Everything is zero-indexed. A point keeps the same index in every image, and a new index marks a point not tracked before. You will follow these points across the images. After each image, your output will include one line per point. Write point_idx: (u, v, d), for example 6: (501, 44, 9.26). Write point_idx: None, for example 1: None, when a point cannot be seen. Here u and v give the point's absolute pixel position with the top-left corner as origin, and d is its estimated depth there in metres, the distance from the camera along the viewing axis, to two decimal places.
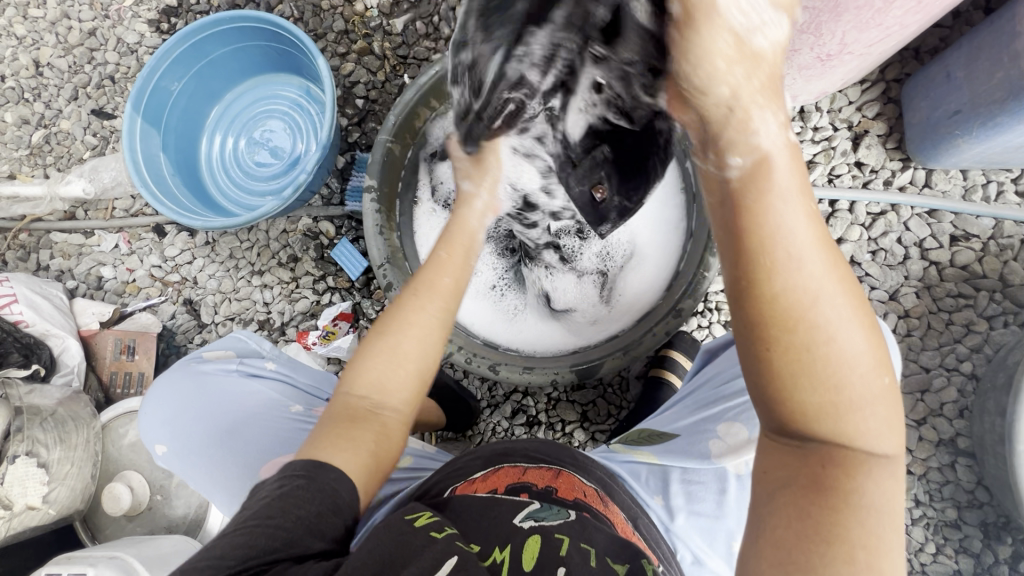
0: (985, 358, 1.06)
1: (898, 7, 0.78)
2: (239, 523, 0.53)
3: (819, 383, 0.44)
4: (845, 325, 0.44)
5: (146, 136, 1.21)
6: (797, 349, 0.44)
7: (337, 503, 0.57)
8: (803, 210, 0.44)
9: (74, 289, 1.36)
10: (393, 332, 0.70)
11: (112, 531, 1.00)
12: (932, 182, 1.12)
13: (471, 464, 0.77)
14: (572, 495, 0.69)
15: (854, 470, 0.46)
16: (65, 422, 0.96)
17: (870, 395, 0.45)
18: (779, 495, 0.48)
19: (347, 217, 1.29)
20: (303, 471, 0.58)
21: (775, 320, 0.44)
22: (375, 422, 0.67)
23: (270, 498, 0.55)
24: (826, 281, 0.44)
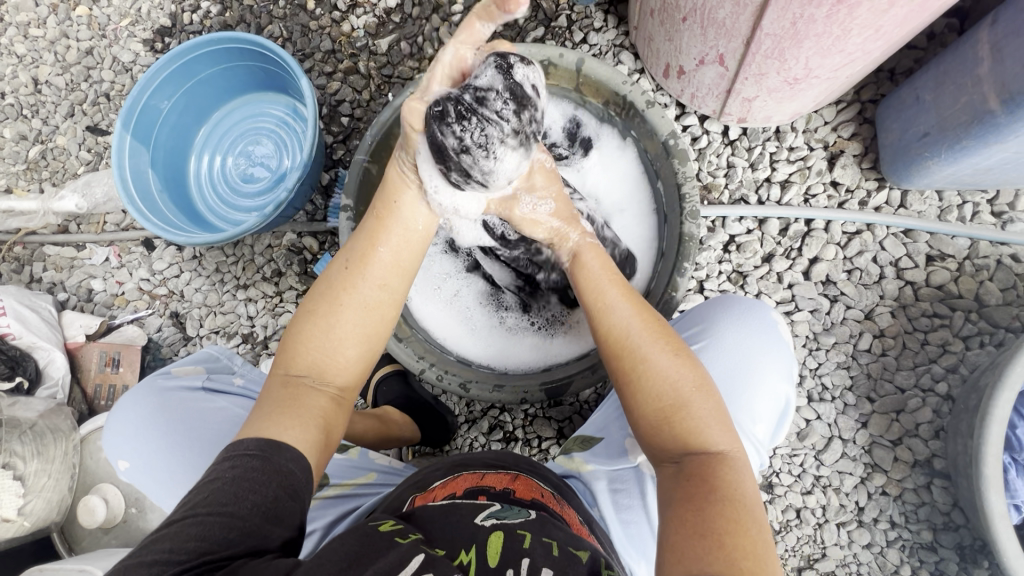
0: (960, 378, 1.06)
1: (857, 35, 0.79)
2: (191, 509, 0.54)
3: (650, 394, 0.70)
4: (655, 353, 0.72)
5: (135, 153, 1.24)
6: (628, 370, 0.72)
7: (292, 486, 0.58)
8: (617, 291, 0.80)
9: (65, 301, 1.39)
10: (330, 305, 0.74)
11: (88, 543, 1.02)
12: (907, 202, 1.13)
13: (429, 475, 0.75)
14: (530, 495, 0.70)
15: (710, 465, 0.64)
16: (44, 435, 0.99)
17: (693, 402, 0.68)
18: (671, 493, 0.64)
19: (330, 233, 1.31)
20: (257, 451, 0.59)
21: (615, 359, 0.75)
22: (314, 399, 0.69)
23: (221, 487, 0.56)
24: (638, 330, 0.75)
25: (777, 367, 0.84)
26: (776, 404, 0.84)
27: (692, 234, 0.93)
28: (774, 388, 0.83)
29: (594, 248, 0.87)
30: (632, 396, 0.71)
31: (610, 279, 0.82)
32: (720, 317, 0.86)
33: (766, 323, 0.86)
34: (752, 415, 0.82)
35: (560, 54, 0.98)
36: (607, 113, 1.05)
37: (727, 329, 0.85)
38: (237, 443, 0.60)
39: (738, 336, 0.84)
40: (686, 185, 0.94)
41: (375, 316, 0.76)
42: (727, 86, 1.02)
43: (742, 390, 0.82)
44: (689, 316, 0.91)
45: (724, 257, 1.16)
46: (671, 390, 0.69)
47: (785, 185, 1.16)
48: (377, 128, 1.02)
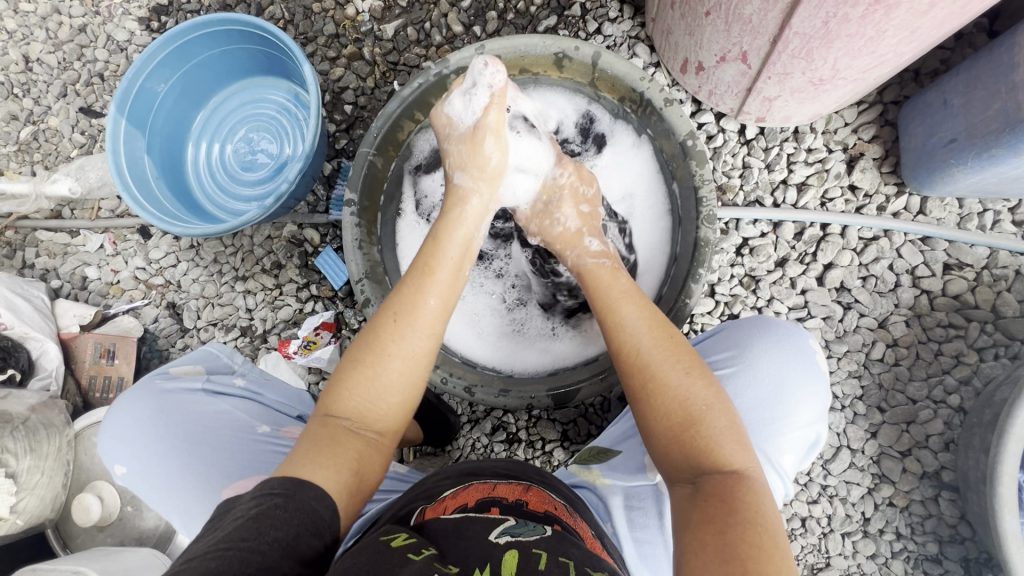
0: (973, 391, 1.04)
1: (891, 36, 0.75)
2: (211, 544, 0.51)
3: (663, 413, 0.67)
4: (668, 369, 0.70)
5: (130, 138, 1.19)
6: (640, 388, 0.70)
7: (316, 523, 0.57)
8: (632, 303, 0.79)
9: (58, 289, 1.35)
10: (375, 355, 0.71)
11: (83, 540, 1.00)
12: (926, 209, 1.09)
13: (439, 484, 0.74)
14: (543, 508, 0.68)
15: (729, 488, 0.60)
16: (37, 431, 0.96)
17: (706, 418, 0.65)
18: (685, 529, 0.60)
19: (332, 225, 1.28)
20: (282, 490, 0.58)
21: (627, 376, 0.72)
22: (355, 444, 0.67)
23: (244, 521, 0.54)
24: (649, 345, 0.73)
25: (812, 399, 0.82)
26: (806, 437, 0.82)
27: (709, 240, 0.90)
28: (805, 412, 0.81)
29: (609, 264, 0.87)
30: (643, 414, 0.69)
31: (624, 294, 0.81)
32: (756, 343, 0.85)
33: (803, 351, 0.84)
34: (781, 446, 0.80)
35: (575, 47, 0.94)
36: (622, 110, 1.01)
37: (762, 355, 0.84)
38: (263, 481, 0.59)
39: (773, 364, 0.83)
40: (704, 188, 0.91)
41: (420, 366, 0.73)
42: (747, 85, 0.98)
43: (774, 420, 0.81)
44: (722, 337, 0.90)
45: (736, 261, 1.13)
46: (681, 406, 0.67)
47: (802, 188, 1.13)
48: (383, 120, 0.98)
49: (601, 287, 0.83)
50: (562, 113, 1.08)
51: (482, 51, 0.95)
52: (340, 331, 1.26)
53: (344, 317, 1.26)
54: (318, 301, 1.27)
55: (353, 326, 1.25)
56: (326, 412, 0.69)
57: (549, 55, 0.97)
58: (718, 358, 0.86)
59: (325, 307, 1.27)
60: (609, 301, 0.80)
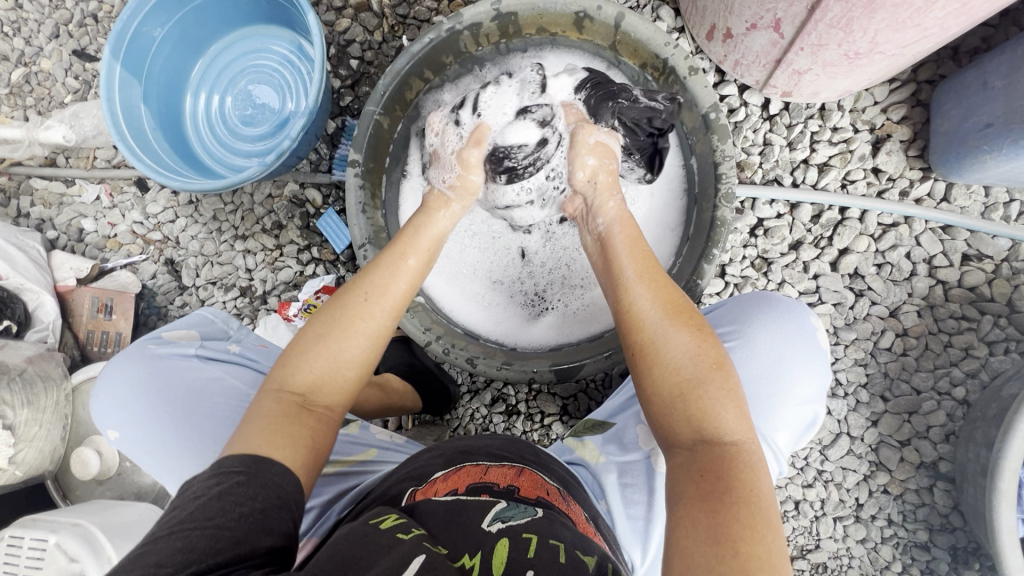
0: (980, 384, 1.03)
1: (940, 8, 0.70)
2: (175, 525, 0.51)
3: (668, 369, 0.63)
4: (673, 329, 0.65)
5: (125, 86, 1.14)
6: (645, 343, 0.65)
7: (282, 498, 0.56)
8: (632, 256, 0.73)
9: (55, 240, 1.32)
10: (335, 321, 0.68)
11: (83, 493, 1.01)
12: (951, 196, 1.06)
13: (431, 463, 0.73)
14: (534, 494, 0.67)
15: (734, 468, 0.56)
16: (35, 383, 0.96)
17: (711, 381, 0.61)
18: (678, 508, 0.56)
19: (335, 186, 1.24)
20: (243, 467, 0.56)
21: (631, 333, 0.67)
22: (310, 421, 0.64)
23: (207, 501, 0.53)
24: (654, 303, 0.67)
25: (808, 374, 0.80)
26: (803, 414, 0.81)
27: (725, 219, 0.87)
28: (802, 388, 0.80)
29: (627, 222, 0.78)
30: (645, 370, 0.64)
31: (637, 252, 0.74)
32: (755, 320, 0.83)
33: (804, 329, 0.82)
34: (775, 423, 0.79)
35: (598, 6, 0.89)
36: (643, 77, 0.96)
37: (761, 333, 0.82)
38: (222, 461, 0.57)
39: (772, 341, 0.81)
40: (724, 164, 0.87)
41: (377, 345, 0.70)
42: (777, 56, 0.92)
43: (771, 397, 0.79)
44: (719, 313, 0.88)
45: (750, 242, 1.10)
46: (689, 365, 0.62)
47: (823, 168, 1.09)
48: (391, 78, 0.93)
49: (613, 242, 0.76)
50: None
51: (498, 6, 0.90)
52: None
53: (344, 282, 1.24)
54: (319, 264, 1.25)
55: None
56: (282, 386, 0.65)
57: (569, 14, 0.91)
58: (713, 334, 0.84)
59: (326, 271, 1.24)
60: (624, 256, 0.73)
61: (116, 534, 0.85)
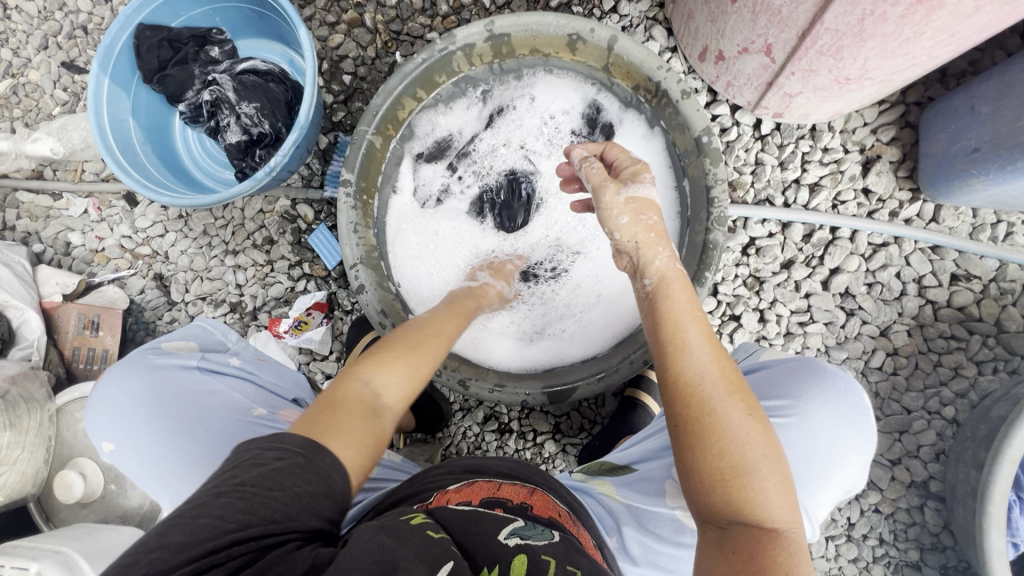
0: (969, 404, 1.04)
1: (929, 38, 0.71)
2: (234, 482, 0.48)
3: (711, 450, 0.58)
4: (727, 408, 0.60)
5: (114, 100, 1.13)
6: (691, 418, 0.60)
7: (334, 489, 0.52)
8: (688, 316, 0.67)
9: (41, 254, 1.31)
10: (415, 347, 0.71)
11: (66, 516, 0.98)
12: (939, 217, 1.07)
13: (442, 478, 0.73)
14: (547, 514, 0.67)
15: (774, 555, 0.53)
16: (17, 405, 0.94)
17: (757, 469, 0.57)
18: None
19: (327, 202, 1.23)
20: (302, 449, 0.52)
21: (677, 404, 0.62)
22: (373, 416, 0.60)
23: (273, 467, 0.50)
24: (708, 374, 0.62)
25: (859, 454, 0.73)
26: (842, 495, 0.74)
27: (717, 242, 0.87)
28: (847, 470, 0.73)
29: (686, 282, 0.71)
30: (688, 446, 0.60)
31: (693, 315, 0.67)
32: (809, 394, 0.74)
33: (860, 411, 0.74)
34: (813, 505, 0.72)
35: (591, 29, 0.89)
36: (636, 98, 0.96)
37: (816, 410, 0.73)
38: (284, 434, 0.53)
39: (828, 420, 0.73)
40: (716, 187, 0.87)
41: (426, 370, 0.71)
42: (769, 79, 0.93)
43: (814, 480, 0.72)
44: (762, 380, 0.80)
45: (741, 261, 1.11)
46: (736, 450, 0.58)
47: (814, 188, 1.09)
48: (384, 97, 0.93)
49: (665, 299, 0.69)
50: (567, 105, 1.04)
51: (491, 28, 0.90)
52: (332, 312, 1.22)
53: (336, 298, 1.23)
54: (310, 280, 1.24)
55: (346, 307, 1.22)
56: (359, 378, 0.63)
57: (562, 37, 0.92)
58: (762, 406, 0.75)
59: (318, 287, 1.23)
60: (677, 319, 0.66)
61: (100, 561, 0.83)
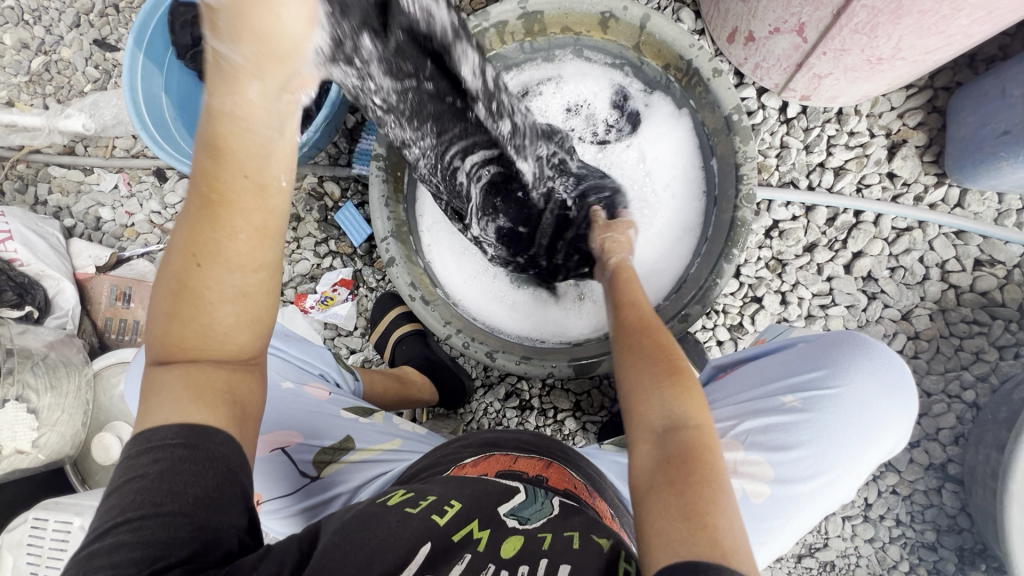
0: (990, 387, 1.04)
1: (966, 15, 0.72)
2: (120, 514, 0.46)
3: (645, 366, 0.66)
4: (659, 335, 0.70)
5: (147, 76, 1.15)
6: (628, 348, 0.70)
7: (231, 469, 0.50)
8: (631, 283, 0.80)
9: (72, 228, 1.34)
10: (192, 310, 0.51)
11: (102, 477, 1.01)
12: (965, 202, 1.07)
13: (460, 451, 0.75)
14: (563, 486, 0.69)
15: (703, 455, 0.56)
16: (57, 368, 0.97)
17: (687, 375, 0.63)
18: (651, 497, 0.55)
19: (354, 180, 1.24)
20: (183, 439, 0.49)
21: (622, 340, 0.71)
22: (219, 379, 0.53)
23: (151, 485, 0.47)
24: (644, 318, 0.73)
25: (897, 433, 0.69)
26: (867, 471, 0.69)
27: (746, 220, 0.88)
28: (880, 445, 0.68)
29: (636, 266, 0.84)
30: (625, 368, 0.68)
31: (630, 289, 0.79)
32: (854, 367, 0.69)
33: (903, 388, 0.69)
34: (838, 482, 0.67)
35: (624, 7, 0.90)
36: (665, 77, 0.97)
37: (861, 382, 0.68)
38: (156, 430, 0.50)
39: (870, 394, 0.68)
40: (745, 165, 0.88)
41: (256, 299, 0.53)
42: (799, 60, 0.93)
43: (843, 454, 0.67)
44: (800, 351, 0.73)
45: (765, 243, 1.12)
46: (666, 363, 0.65)
47: (839, 172, 1.10)
48: None
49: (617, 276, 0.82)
50: (595, 89, 1.06)
51: (525, 5, 0.91)
52: (357, 289, 1.24)
53: (361, 275, 1.24)
54: (336, 257, 1.25)
55: (371, 284, 1.24)
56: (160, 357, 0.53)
57: (594, 15, 0.92)
58: (798, 381, 0.70)
59: (343, 264, 1.25)
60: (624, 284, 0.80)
61: None
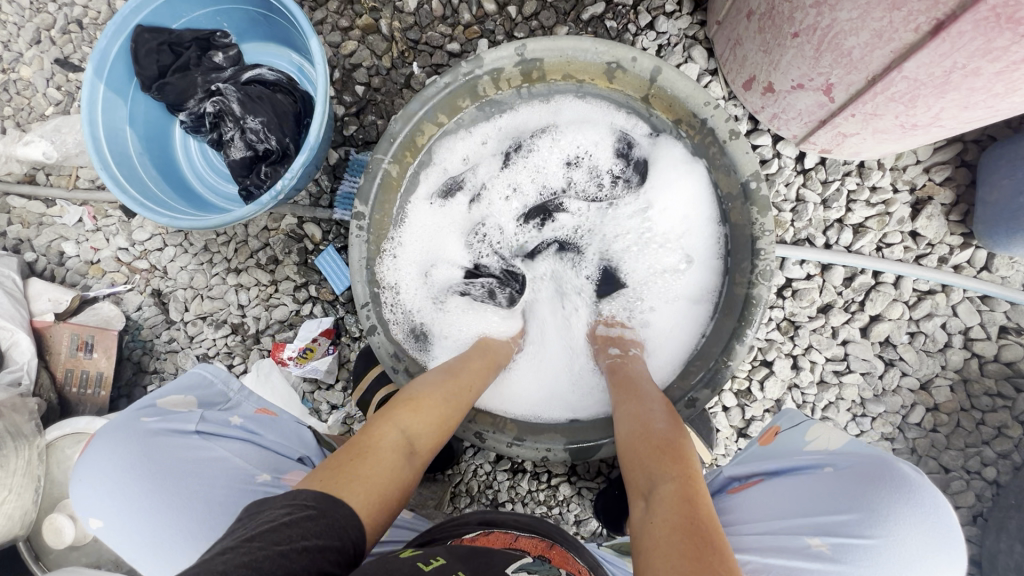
0: (1012, 465, 0.98)
1: (1021, 95, 0.63)
2: (244, 540, 0.48)
3: (638, 430, 0.69)
4: (652, 404, 0.74)
5: (110, 107, 1.06)
6: (627, 416, 0.73)
7: (344, 543, 0.53)
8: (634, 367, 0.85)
9: (33, 264, 1.24)
10: (429, 406, 0.73)
11: (56, 557, 0.94)
12: (991, 266, 1.00)
13: (462, 528, 0.71)
14: (566, 567, 0.63)
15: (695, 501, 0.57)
16: (3, 443, 0.88)
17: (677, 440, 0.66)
18: (646, 545, 0.54)
19: (336, 223, 1.15)
20: (315, 503, 0.54)
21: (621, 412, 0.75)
22: (395, 475, 0.64)
23: (280, 524, 0.50)
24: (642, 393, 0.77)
25: None
26: None
27: (761, 297, 0.80)
28: None
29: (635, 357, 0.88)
30: (622, 436, 0.71)
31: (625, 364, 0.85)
32: (893, 512, 0.61)
33: (951, 540, 0.60)
34: None
35: (633, 58, 0.82)
36: (676, 131, 0.88)
37: (902, 530, 0.60)
38: (296, 491, 0.55)
39: (913, 545, 0.59)
40: (763, 239, 0.80)
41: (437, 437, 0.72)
42: (823, 117, 0.85)
43: None
44: (830, 483, 0.67)
45: (777, 303, 1.04)
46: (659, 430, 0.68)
47: (859, 230, 1.02)
48: (403, 123, 0.86)
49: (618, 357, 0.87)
50: (596, 138, 0.95)
51: (523, 51, 0.83)
52: (340, 338, 1.16)
53: (344, 323, 1.16)
54: (316, 303, 1.17)
55: (354, 333, 1.16)
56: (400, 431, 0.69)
57: (600, 64, 0.84)
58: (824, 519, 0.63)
59: (324, 312, 1.17)
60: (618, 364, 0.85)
61: None
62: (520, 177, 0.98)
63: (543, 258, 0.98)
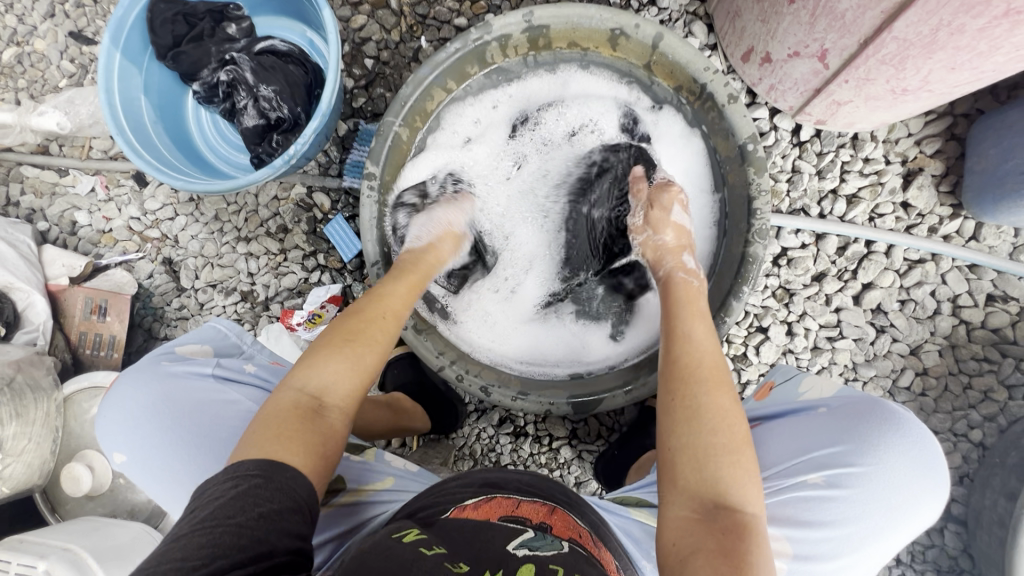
0: (997, 428, 1.01)
1: (1003, 54, 0.67)
2: (196, 522, 0.52)
3: (707, 420, 0.62)
4: (723, 387, 0.66)
5: (125, 75, 1.08)
6: (684, 389, 0.66)
7: (296, 502, 0.56)
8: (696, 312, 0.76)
9: (46, 232, 1.27)
10: (346, 348, 0.69)
11: (73, 507, 0.97)
12: (979, 235, 1.03)
13: (461, 491, 0.71)
14: (567, 536, 0.65)
15: (744, 532, 0.56)
16: (23, 394, 0.91)
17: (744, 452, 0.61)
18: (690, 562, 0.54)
19: (345, 192, 1.18)
20: (259, 471, 0.56)
21: (683, 380, 0.67)
22: (316, 430, 0.63)
23: (230, 502, 0.53)
24: (707, 355, 0.69)
25: (922, 514, 0.67)
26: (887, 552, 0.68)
27: (758, 256, 0.83)
28: (903, 527, 0.66)
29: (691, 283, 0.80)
30: (682, 417, 0.64)
31: (691, 303, 0.76)
32: (880, 447, 0.67)
33: (929, 468, 0.67)
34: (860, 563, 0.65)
35: (636, 24, 0.84)
36: (676, 99, 0.92)
37: (887, 463, 0.67)
38: (237, 463, 0.57)
39: (895, 475, 0.66)
40: (759, 199, 0.83)
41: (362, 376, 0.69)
42: (817, 85, 0.88)
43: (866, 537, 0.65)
44: (824, 423, 0.71)
45: (773, 271, 1.07)
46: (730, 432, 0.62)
47: (852, 201, 1.05)
48: (414, 88, 0.89)
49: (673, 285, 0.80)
50: (601, 109, 0.98)
51: (530, 18, 0.85)
52: (347, 306, 1.19)
53: (351, 291, 1.19)
54: (324, 272, 1.20)
55: None
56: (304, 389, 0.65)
57: (604, 31, 0.87)
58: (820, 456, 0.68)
59: (332, 280, 1.20)
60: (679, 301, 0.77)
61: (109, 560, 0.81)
62: (526, 142, 1.01)
63: (552, 214, 1.01)
